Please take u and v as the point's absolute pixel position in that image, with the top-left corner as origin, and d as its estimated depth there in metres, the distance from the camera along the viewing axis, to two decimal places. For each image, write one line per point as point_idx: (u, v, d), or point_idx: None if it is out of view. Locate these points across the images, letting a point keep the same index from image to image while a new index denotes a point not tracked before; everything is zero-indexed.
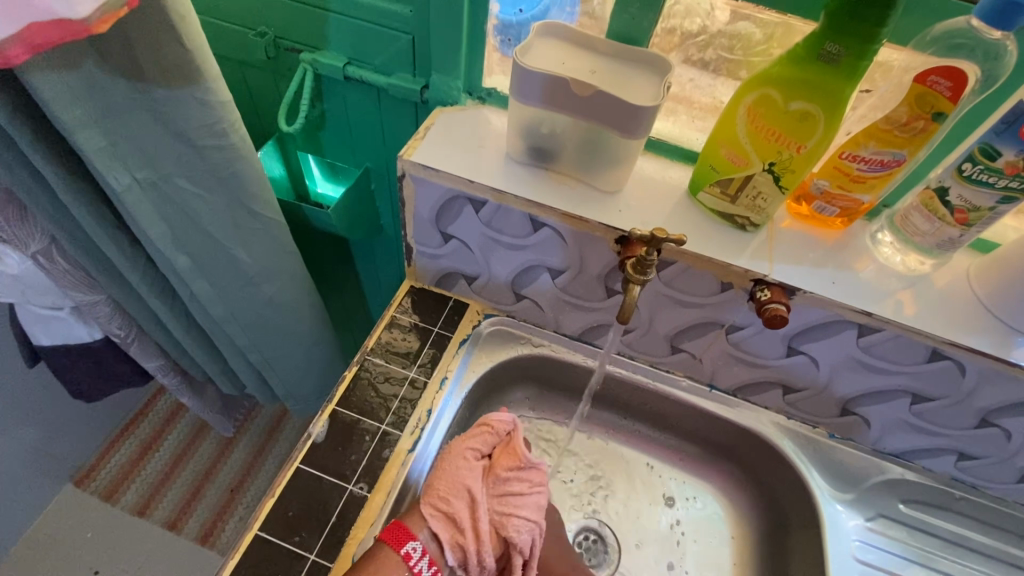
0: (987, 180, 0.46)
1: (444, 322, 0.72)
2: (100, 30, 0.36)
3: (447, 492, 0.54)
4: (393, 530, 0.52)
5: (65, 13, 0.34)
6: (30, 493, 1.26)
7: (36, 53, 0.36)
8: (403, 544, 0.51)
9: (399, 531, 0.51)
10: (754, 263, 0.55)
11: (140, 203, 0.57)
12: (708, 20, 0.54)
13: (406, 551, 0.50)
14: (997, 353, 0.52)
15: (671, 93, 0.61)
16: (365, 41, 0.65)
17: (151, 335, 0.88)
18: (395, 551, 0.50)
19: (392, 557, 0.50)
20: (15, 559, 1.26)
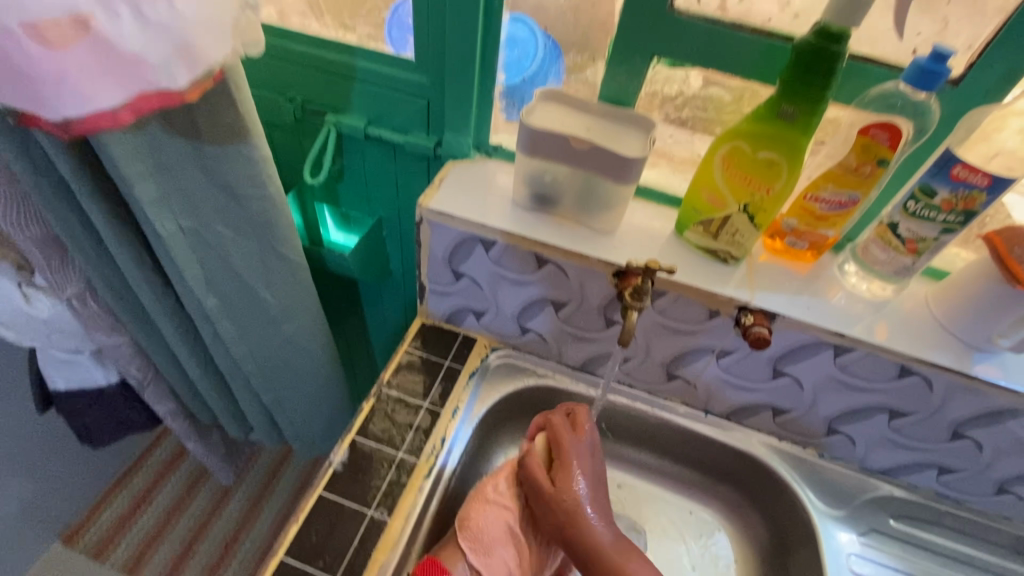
0: (929, 215, 0.54)
1: (454, 356, 0.77)
2: (193, 99, 0.41)
3: (492, 543, 0.59)
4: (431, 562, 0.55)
5: (168, 85, 0.39)
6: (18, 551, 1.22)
7: (138, 115, 0.40)
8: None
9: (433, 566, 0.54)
10: (738, 292, 0.61)
11: (181, 247, 0.63)
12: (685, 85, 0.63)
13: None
14: (958, 368, 0.58)
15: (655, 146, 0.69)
16: (385, 106, 0.73)
17: (166, 378, 0.91)
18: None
19: None
20: None
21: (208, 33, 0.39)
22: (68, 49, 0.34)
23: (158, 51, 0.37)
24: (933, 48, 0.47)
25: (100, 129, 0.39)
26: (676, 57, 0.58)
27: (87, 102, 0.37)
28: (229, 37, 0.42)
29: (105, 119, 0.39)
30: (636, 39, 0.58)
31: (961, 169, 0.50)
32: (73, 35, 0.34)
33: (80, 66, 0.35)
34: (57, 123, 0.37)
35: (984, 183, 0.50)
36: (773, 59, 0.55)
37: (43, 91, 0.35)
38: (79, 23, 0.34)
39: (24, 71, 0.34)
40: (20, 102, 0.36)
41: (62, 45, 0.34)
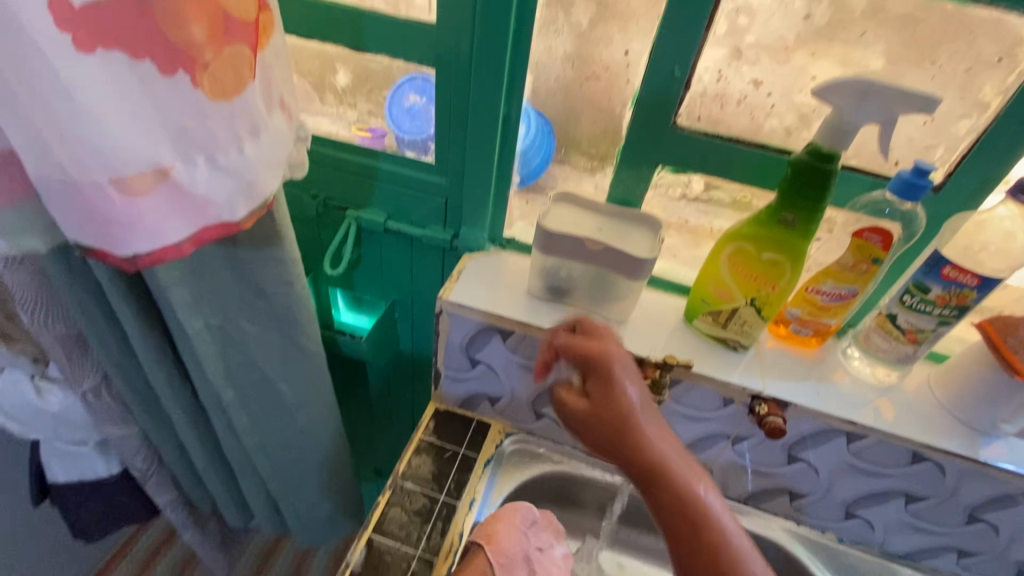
0: (925, 308, 0.57)
1: (468, 443, 0.76)
2: (247, 227, 0.44)
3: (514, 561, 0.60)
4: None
5: (229, 216, 0.42)
6: None
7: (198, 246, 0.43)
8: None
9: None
10: (750, 380, 0.63)
11: (206, 344, 0.64)
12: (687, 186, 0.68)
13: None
14: (969, 454, 0.60)
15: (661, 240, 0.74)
16: (404, 202, 0.78)
17: (170, 467, 0.89)
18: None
19: None
20: None
21: (266, 169, 0.44)
22: (148, 194, 0.38)
23: (224, 188, 0.41)
24: (915, 164, 0.52)
25: (164, 262, 0.41)
26: (679, 166, 0.64)
27: (156, 236, 0.39)
28: (282, 171, 0.46)
29: (169, 253, 0.41)
30: (643, 150, 0.64)
31: (952, 269, 0.54)
32: (153, 183, 0.38)
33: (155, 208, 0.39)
34: (127, 259, 0.40)
35: (974, 283, 0.54)
36: (769, 168, 0.61)
37: (121, 233, 0.38)
38: (159, 173, 0.38)
39: (105, 215, 0.38)
40: (94, 242, 0.39)
41: (142, 191, 0.38)
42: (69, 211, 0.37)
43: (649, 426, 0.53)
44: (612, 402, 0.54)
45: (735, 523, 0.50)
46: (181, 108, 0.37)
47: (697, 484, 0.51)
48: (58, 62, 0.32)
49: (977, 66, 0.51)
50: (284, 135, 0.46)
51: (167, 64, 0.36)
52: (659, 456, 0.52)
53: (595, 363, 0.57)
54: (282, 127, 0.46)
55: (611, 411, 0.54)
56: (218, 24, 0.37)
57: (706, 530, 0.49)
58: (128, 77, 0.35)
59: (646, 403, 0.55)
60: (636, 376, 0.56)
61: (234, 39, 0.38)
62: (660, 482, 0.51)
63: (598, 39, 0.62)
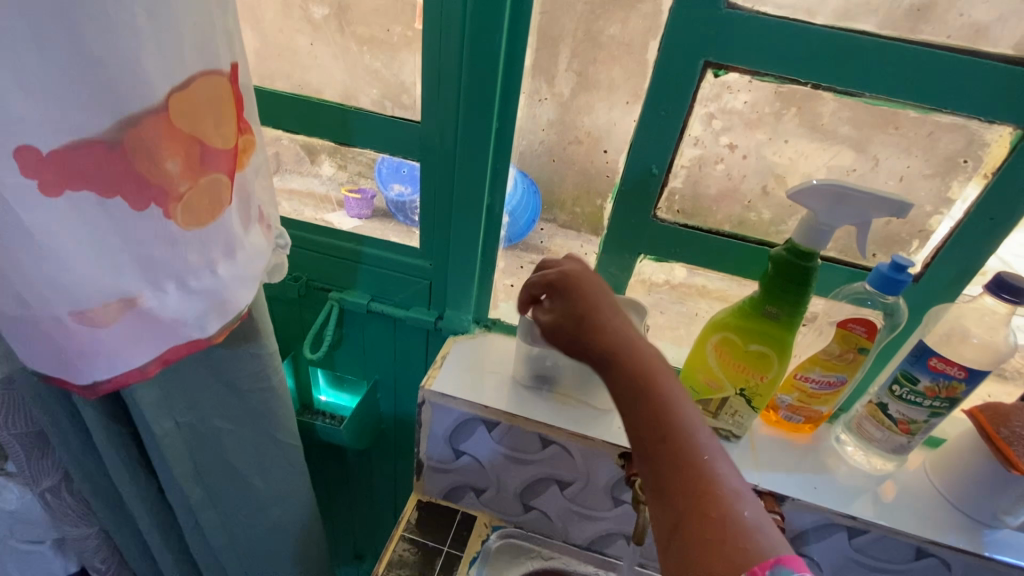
0: (915, 399, 0.56)
1: (452, 540, 0.72)
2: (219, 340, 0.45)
3: None
4: None
5: (199, 334, 0.43)
6: None
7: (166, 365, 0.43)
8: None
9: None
10: (745, 473, 0.61)
11: (174, 444, 0.61)
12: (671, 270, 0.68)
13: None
14: (973, 549, 0.58)
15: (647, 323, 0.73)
16: (388, 285, 0.77)
17: (131, 567, 0.82)
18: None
19: None
20: None
21: (239, 283, 0.44)
22: (113, 324, 0.38)
23: (195, 310, 0.42)
24: (892, 259, 0.53)
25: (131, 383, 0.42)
26: (662, 254, 0.64)
27: (121, 361, 0.40)
28: (257, 280, 0.47)
29: (135, 374, 0.42)
30: (626, 239, 0.64)
31: (938, 361, 0.54)
32: (119, 313, 0.38)
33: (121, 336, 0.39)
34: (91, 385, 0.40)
35: (962, 375, 0.53)
36: (749, 258, 0.61)
37: (87, 359, 0.39)
38: (127, 303, 0.38)
39: (70, 345, 0.38)
40: (59, 369, 0.39)
41: (107, 322, 0.38)
42: (36, 341, 0.38)
43: (638, 349, 0.49)
44: (593, 328, 0.50)
45: (750, 497, 0.41)
46: (153, 241, 0.38)
47: (687, 409, 0.45)
48: (25, 211, 0.33)
49: (942, 165, 0.53)
50: (262, 249, 0.47)
51: (140, 202, 0.36)
52: (647, 369, 0.47)
53: (569, 296, 0.52)
54: (261, 243, 0.47)
55: (592, 338, 0.50)
56: (194, 158, 0.38)
57: (696, 471, 0.41)
58: (99, 218, 0.35)
59: (613, 306, 0.52)
60: (599, 285, 0.54)
61: (211, 170, 0.39)
62: (642, 400, 0.46)
63: (580, 106, 0.61)
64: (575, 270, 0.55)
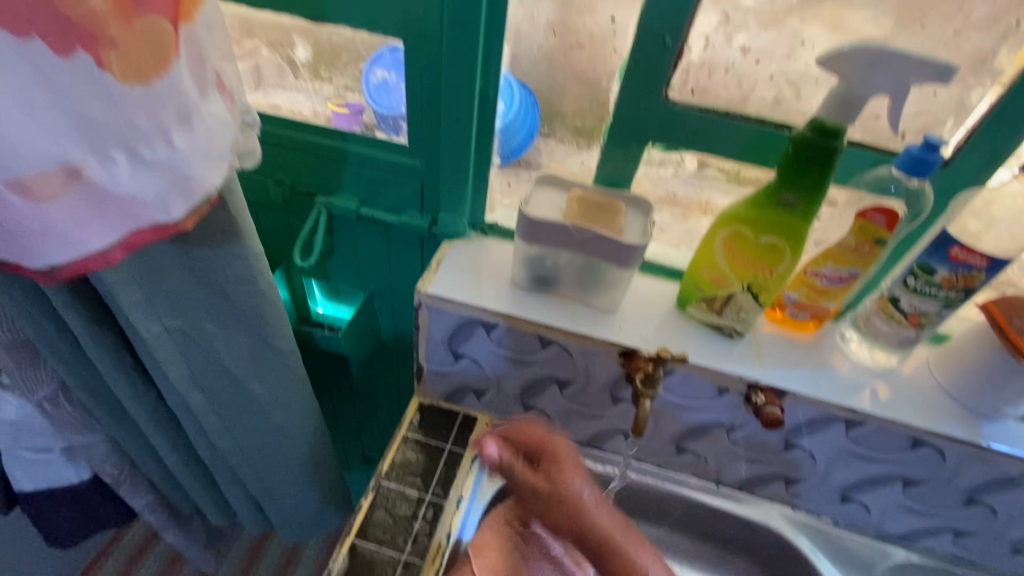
0: (930, 291, 0.54)
1: (455, 438, 0.74)
2: (188, 226, 0.41)
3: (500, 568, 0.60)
4: None
5: (162, 217, 0.40)
6: None
7: (131, 251, 0.41)
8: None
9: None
10: (747, 369, 0.61)
11: (166, 349, 0.60)
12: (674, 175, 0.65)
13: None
14: (970, 439, 0.58)
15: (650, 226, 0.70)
16: (377, 187, 0.72)
17: (144, 471, 0.85)
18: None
19: None
20: None
21: (204, 162, 0.40)
22: (58, 200, 0.36)
23: (154, 188, 0.38)
24: (924, 138, 0.48)
25: (90, 269, 0.40)
26: (671, 142, 0.59)
27: (75, 243, 0.37)
28: (225, 163, 0.42)
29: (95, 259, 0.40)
30: (633, 126, 0.59)
31: (959, 250, 0.51)
32: (63, 185, 0.35)
33: (70, 214, 0.36)
34: (48, 266, 0.38)
35: (983, 264, 0.51)
36: (767, 144, 0.57)
37: (36, 241, 0.36)
38: (70, 173, 0.35)
39: (15, 225, 0.36)
40: (10, 249, 0.37)
41: (50, 197, 0.35)
42: None
43: (602, 525, 0.57)
44: (580, 507, 0.57)
45: None
46: (88, 97, 0.33)
47: (602, 514, 0.58)
48: None
49: (997, 26, 0.47)
50: (226, 122, 0.42)
51: (63, 45, 0.31)
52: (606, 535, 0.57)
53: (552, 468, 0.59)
54: (223, 113, 0.42)
55: (558, 513, 0.57)
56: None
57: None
58: (20, 68, 0.31)
59: (599, 497, 0.59)
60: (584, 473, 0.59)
61: (148, 14, 0.33)
62: (592, 543, 0.57)
63: None
64: (532, 429, 0.63)
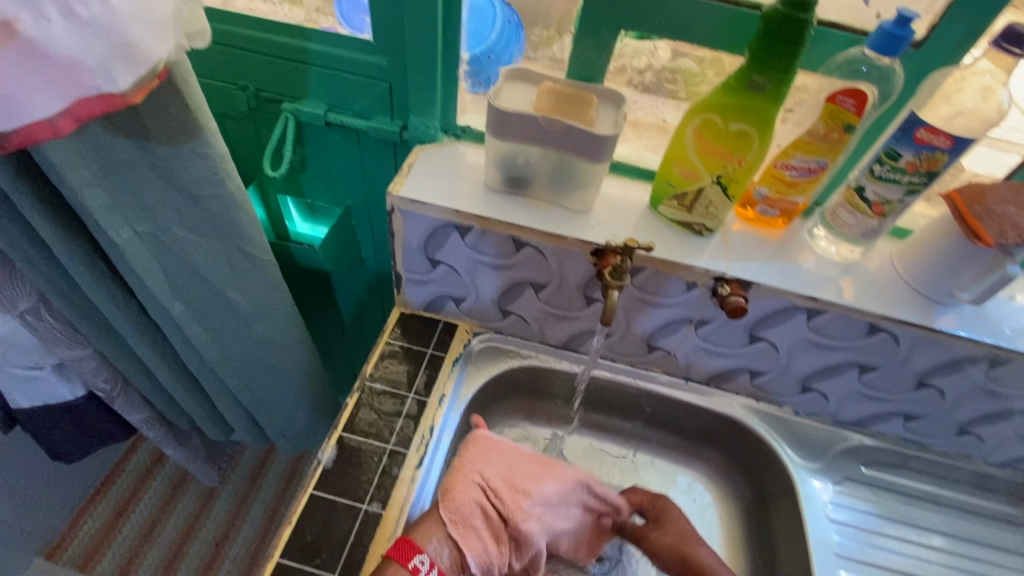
0: (894, 177, 0.55)
1: (436, 343, 0.76)
2: (136, 100, 0.42)
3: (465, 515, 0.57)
4: (399, 546, 0.53)
5: (108, 87, 0.39)
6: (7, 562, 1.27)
7: (80, 122, 0.40)
8: (412, 558, 0.52)
9: (406, 547, 0.53)
10: (714, 263, 0.62)
11: (139, 254, 0.60)
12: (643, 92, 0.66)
13: (414, 563, 0.52)
14: (923, 322, 0.61)
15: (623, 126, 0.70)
16: (344, 90, 0.70)
17: (137, 387, 0.88)
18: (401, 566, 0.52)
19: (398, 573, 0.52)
20: None
21: (146, 30, 0.39)
22: None
23: (95, 53, 0.37)
24: (898, 12, 0.47)
25: (39, 138, 0.39)
26: (644, 29, 0.57)
27: (20, 108, 0.37)
28: (168, 34, 0.42)
29: (43, 129, 0.39)
30: (603, 11, 0.57)
31: (925, 132, 0.51)
32: None
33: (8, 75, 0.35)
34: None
35: (947, 144, 0.51)
36: (740, 28, 0.55)
37: None
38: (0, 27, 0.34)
39: None
40: None
41: None
42: None
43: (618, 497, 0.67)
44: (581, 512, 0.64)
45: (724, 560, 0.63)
46: None
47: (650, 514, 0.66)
48: None
49: None
50: None
51: None
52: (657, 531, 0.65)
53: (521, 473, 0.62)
54: None
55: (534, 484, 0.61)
56: None
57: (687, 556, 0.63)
58: None
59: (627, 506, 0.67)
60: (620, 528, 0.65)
61: None
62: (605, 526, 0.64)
63: None
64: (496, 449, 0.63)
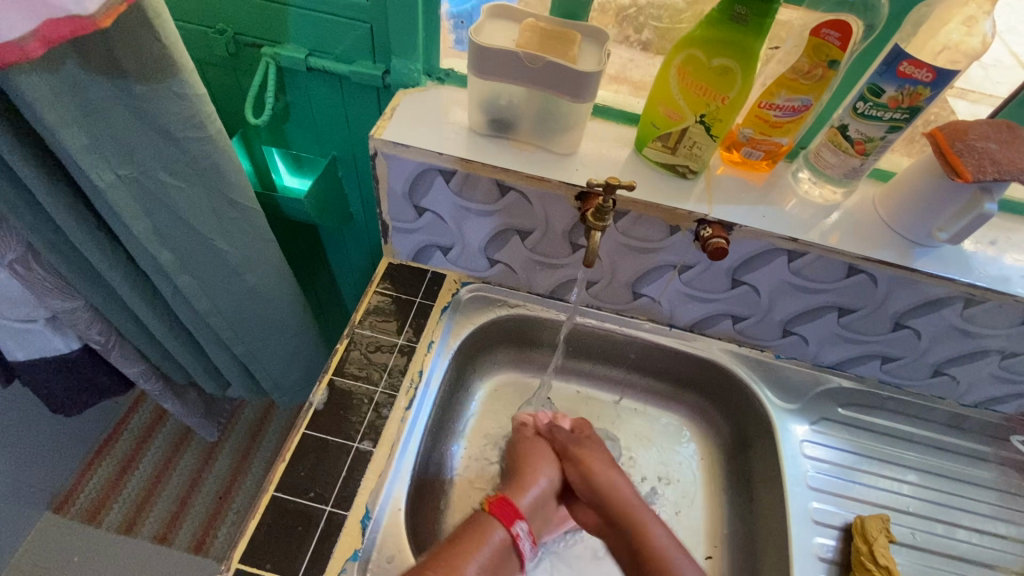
0: (877, 115, 0.55)
1: (424, 293, 0.77)
2: (106, 25, 0.42)
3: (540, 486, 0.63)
4: (502, 508, 0.58)
5: (76, 10, 0.39)
6: (17, 515, 1.32)
7: (50, 46, 0.41)
8: (513, 524, 0.57)
9: (507, 513, 0.58)
10: (697, 206, 0.62)
11: (122, 198, 0.60)
12: (636, 49, 0.68)
13: (515, 530, 0.57)
14: (901, 262, 0.61)
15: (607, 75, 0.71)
16: (325, 33, 0.69)
17: (131, 339, 0.89)
18: (505, 530, 0.56)
19: (501, 533, 0.56)
20: (16, 567, 1.33)
21: None
22: None
23: None
24: None
25: (10, 63, 0.40)
26: None
27: None
28: None
29: (14, 52, 0.40)
30: None
31: (908, 65, 0.51)
32: None
33: None
34: None
35: (929, 78, 0.51)
36: None
37: None
38: None
39: None
40: None
41: None
42: None
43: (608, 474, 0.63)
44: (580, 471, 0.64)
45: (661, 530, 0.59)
46: None
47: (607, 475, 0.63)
48: None
49: None
50: None
51: None
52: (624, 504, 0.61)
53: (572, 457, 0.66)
54: None
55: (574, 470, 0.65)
56: None
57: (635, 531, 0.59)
58: None
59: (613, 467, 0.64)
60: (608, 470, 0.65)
61: None
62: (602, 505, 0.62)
63: None
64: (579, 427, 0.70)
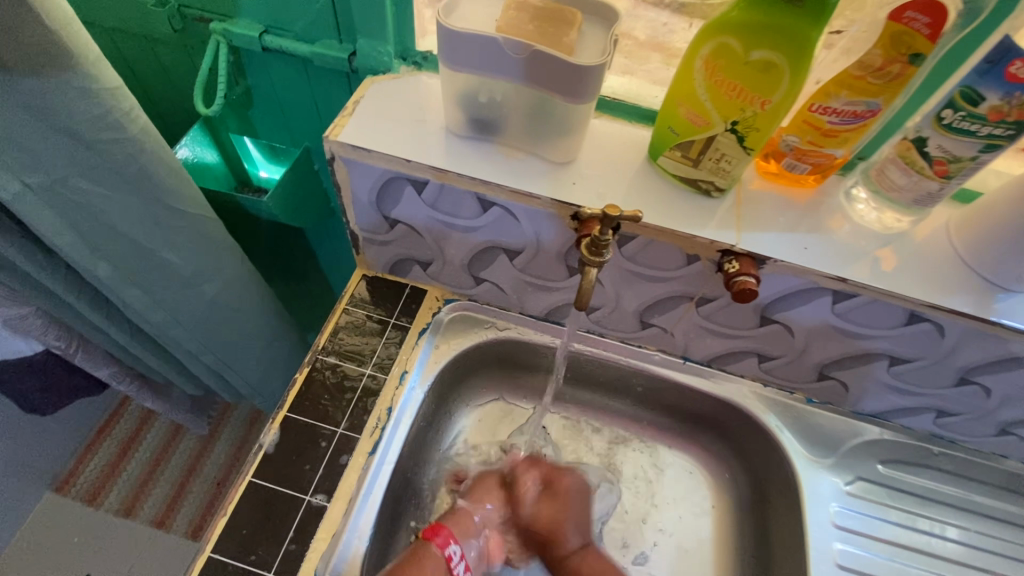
0: (969, 128, 0.42)
1: (401, 312, 0.67)
2: None
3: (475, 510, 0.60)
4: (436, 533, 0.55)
5: None
6: None
7: None
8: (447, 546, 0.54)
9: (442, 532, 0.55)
10: (721, 233, 0.50)
11: (37, 211, 0.50)
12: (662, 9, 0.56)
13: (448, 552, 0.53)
14: (978, 314, 0.49)
15: (638, 40, 0.58)
16: (279, 6, 0.58)
17: (96, 344, 0.82)
18: (439, 550, 0.53)
19: (434, 556, 0.52)
20: None
21: None
22: None
23: None
24: None
25: None
26: None
27: None
28: None
29: None
30: None
31: (1022, 65, 0.38)
32: None
33: None
34: None
35: None
36: None
37: None
38: None
39: None
40: None
41: None
42: None
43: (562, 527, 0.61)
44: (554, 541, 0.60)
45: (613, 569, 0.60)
46: None
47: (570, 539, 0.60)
48: None
49: None
50: None
51: None
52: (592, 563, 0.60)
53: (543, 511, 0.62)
54: None
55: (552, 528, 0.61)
56: None
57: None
58: None
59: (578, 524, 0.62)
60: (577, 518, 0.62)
61: None
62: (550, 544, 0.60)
63: None
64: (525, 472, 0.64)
